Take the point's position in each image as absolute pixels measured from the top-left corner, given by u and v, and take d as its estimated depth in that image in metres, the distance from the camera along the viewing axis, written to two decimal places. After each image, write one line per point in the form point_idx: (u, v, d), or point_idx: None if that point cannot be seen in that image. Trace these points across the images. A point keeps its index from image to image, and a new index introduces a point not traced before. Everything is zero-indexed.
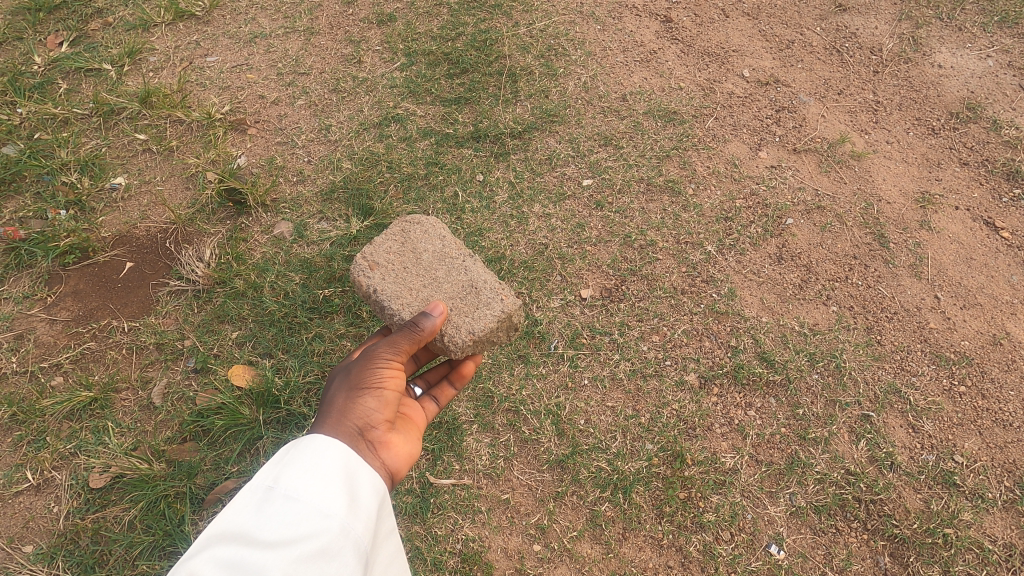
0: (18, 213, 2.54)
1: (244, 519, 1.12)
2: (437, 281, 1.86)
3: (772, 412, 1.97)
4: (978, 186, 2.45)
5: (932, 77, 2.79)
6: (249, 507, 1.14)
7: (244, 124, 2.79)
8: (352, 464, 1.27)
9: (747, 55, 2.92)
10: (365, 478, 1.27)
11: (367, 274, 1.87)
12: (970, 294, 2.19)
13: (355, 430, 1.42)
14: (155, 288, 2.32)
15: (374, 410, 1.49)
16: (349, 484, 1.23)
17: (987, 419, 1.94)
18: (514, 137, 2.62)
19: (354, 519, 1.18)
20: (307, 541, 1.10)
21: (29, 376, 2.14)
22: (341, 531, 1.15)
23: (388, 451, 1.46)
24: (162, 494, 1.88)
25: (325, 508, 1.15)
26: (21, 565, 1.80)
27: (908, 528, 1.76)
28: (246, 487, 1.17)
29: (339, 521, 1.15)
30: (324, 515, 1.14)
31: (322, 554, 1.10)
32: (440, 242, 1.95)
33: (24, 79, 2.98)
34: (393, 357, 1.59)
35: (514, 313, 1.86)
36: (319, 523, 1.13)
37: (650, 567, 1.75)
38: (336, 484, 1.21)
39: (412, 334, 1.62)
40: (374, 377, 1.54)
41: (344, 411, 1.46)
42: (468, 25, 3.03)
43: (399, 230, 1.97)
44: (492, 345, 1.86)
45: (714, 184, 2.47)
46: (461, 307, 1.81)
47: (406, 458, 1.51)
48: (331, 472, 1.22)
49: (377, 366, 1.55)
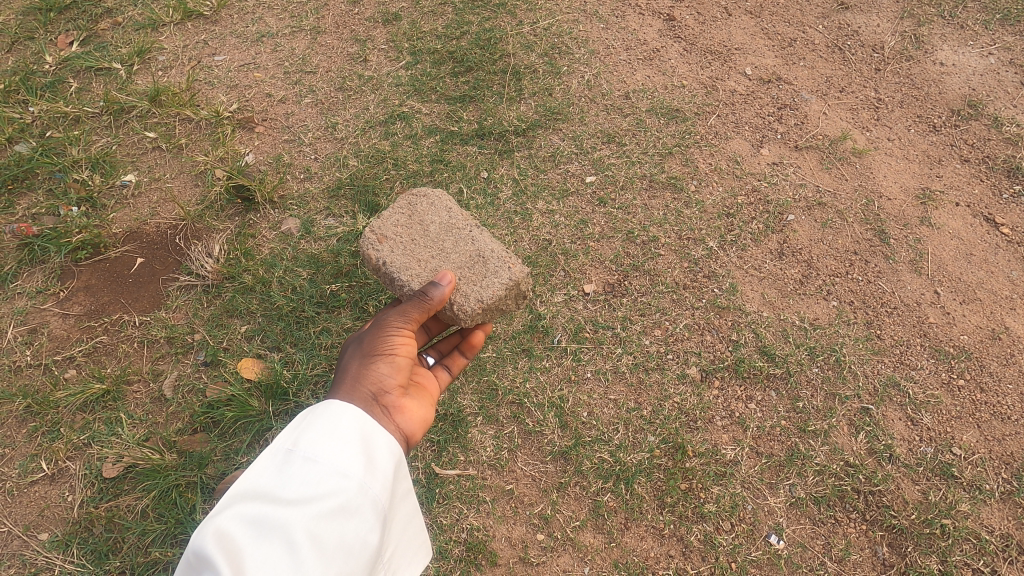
0: (31, 210, 2.59)
1: (266, 480, 1.17)
2: (445, 252, 1.91)
3: (773, 405, 1.99)
4: (979, 182, 2.47)
5: (934, 75, 2.80)
6: (270, 469, 1.19)
7: (251, 122, 2.82)
8: (368, 427, 1.31)
9: (750, 53, 2.94)
10: (382, 441, 1.31)
11: (377, 247, 1.92)
12: (970, 289, 2.21)
13: (369, 395, 1.49)
14: (165, 283, 2.36)
15: (386, 376, 1.56)
16: (366, 446, 1.27)
17: (985, 412, 1.96)
18: (518, 134, 2.65)
19: (372, 479, 1.23)
20: (327, 499, 1.15)
21: (43, 369, 2.19)
22: (359, 490, 1.19)
23: (402, 415, 1.53)
24: (174, 483, 1.92)
25: (342, 469, 1.20)
26: (37, 552, 1.85)
27: (906, 518, 1.79)
28: (268, 451, 1.22)
29: (357, 481, 1.20)
30: (342, 475, 1.19)
31: (341, 511, 1.15)
32: (447, 214, 2.00)
33: (35, 78, 3.03)
34: (404, 325, 1.66)
35: (521, 281, 1.91)
36: (337, 483, 1.17)
37: (652, 557, 1.79)
38: (353, 447, 1.24)
39: (421, 304, 1.68)
40: (386, 345, 1.61)
41: (359, 377, 1.53)
42: (473, 24, 3.06)
43: (406, 204, 2.02)
44: (500, 312, 1.91)
45: (716, 181, 2.49)
46: (469, 276, 1.86)
47: (420, 422, 1.58)
48: (348, 435, 1.26)
49: (388, 334, 1.63)
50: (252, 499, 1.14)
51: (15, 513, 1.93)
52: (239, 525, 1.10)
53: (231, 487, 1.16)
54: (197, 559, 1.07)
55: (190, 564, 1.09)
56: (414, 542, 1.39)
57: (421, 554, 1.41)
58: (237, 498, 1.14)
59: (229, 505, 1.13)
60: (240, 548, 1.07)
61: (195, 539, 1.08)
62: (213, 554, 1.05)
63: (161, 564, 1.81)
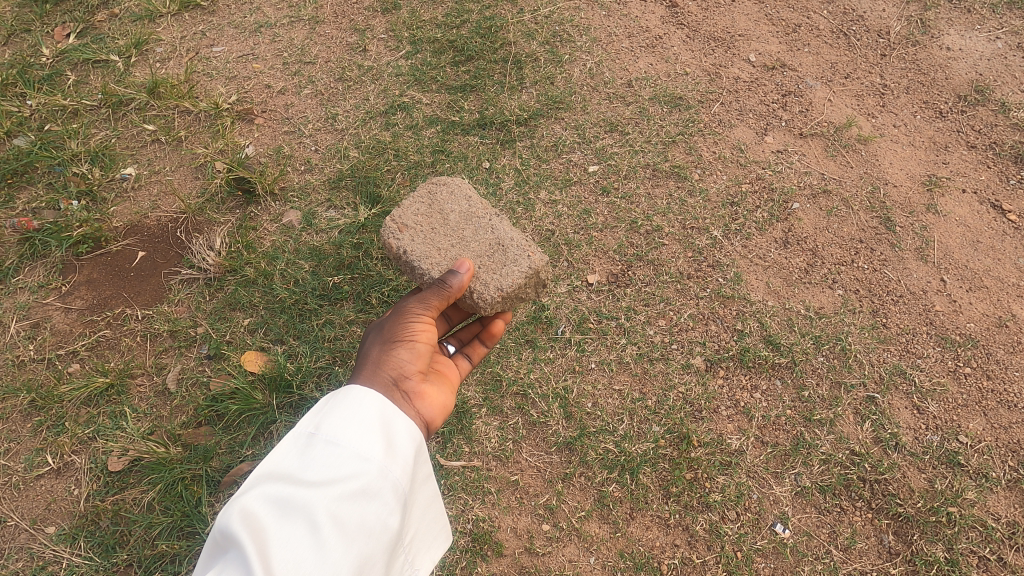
0: (31, 204, 2.57)
1: (289, 462, 1.17)
2: (464, 240, 1.91)
3: (777, 394, 1.99)
4: (985, 169, 2.45)
5: (940, 60, 2.77)
6: (293, 452, 1.19)
7: (251, 114, 2.80)
8: (389, 411, 1.30)
9: (754, 39, 2.90)
10: (402, 426, 1.29)
11: (398, 236, 1.93)
12: (977, 277, 2.19)
13: (390, 380, 1.48)
14: (168, 277, 2.36)
15: (406, 361, 1.56)
16: (387, 430, 1.26)
17: (991, 399, 1.95)
18: (520, 124, 2.63)
19: (391, 463, 1.22)
20: (347, 481, 1.14)
21: (47, 363, 2.18)
22: (379, 473, 1.18)
23: (423, 401, 1.53)
24: (180, 476, 1.92)
25: (362, 452, 1.19)
26: (45, 545, 1.85)
27: (913, 506, 1.78)
28: (291, 434, 1.22)
29: (377, 465, 1.19)
30: (363, 459, 1.18)
31: (362, 494, 1.15)
32: (466, 203, 2.00)
33: (32, 70, 3.01)
34: (424, 312, 1.67)
35: (540, 270, 1.91)
36: (358, 466, 1.17)
37: (657, 546, 1.79)
38: (372, 430, 1.24)
39: (441, 291, 1.70)
40: (407, 331, 1.61)
41: (380, 362, 1.52)
42: (473, 12, 3.02)
43: (427, 193, 2.02)
44: (519, 301, 1.91)
45: (720, 169, 2.47)
46: (489, 265, 1.86)
47: (440, 409, 1.57)
48: (368, 418, 1.25)
49: (409, 321, 1.63)
50: (276, 480, 1.14)
51: (22, 506, 1.93)
52: (264, 506, 1.10)
53: (255, 469, 1.16)
54: (223, 537, 1.08)
55: (217, 542, 1.10)
56: (434, 526, 1.39)
57: (440, 539, 1.41)
58: (261, 479, 1.15)
59: (253, 485, 1.13)
60: (268, 529, 1.07)
61: (221, 518, 1.09)
62: (238, 533, 1.06)
63: (167, 557, 1.82)
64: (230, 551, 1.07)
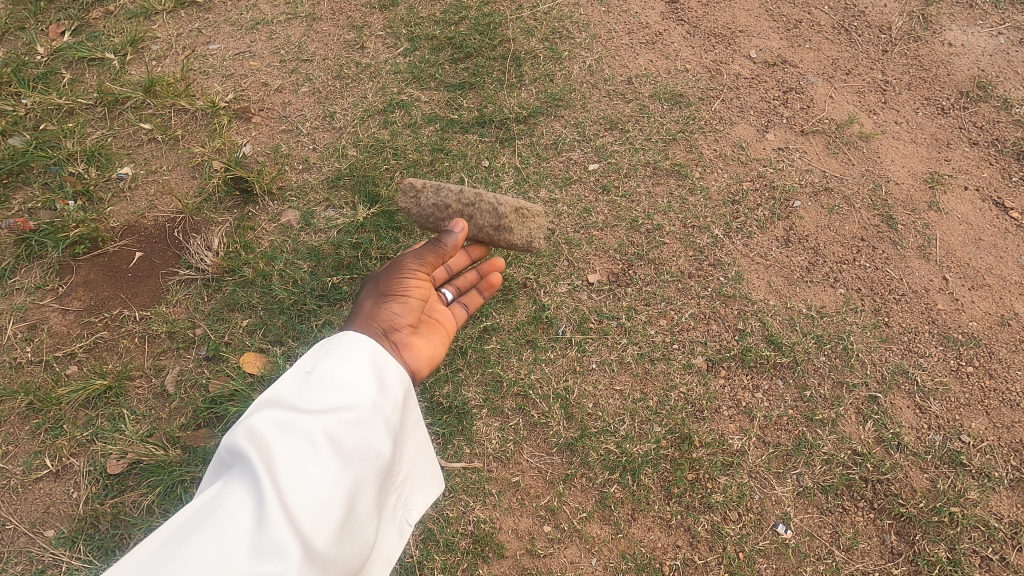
0: (27, 205, 2.55)
1: (288, 392, 1.21)
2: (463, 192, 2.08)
3: (779, 394, 1.98)
4: (988, 166, 2.43)
5: (942, 56, 2.75)
6: (292, 384, 1.23)
7: (248, 112, 2.78)
8: (382, 354, 1.34)
9: (754, 35, 2.88)
10: (393, 369, 1.33)
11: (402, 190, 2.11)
12: (979, 275, 2.18)
13: (382, 331, 1.59)
14: (165, 278, 2.34)
15: (398, 314, 1.66)
16: (380, 371, 1.30)
17: (994, 398, 1.94)
18: (519, 122, 2.61)
19: (384, 400, 1.26)
20: (342, 410, 1.18)
21: (44, 365, 2.17)
22: (372, 407, 1.23)
23: (410, 351, 1.64)
24: (179, 479, 1.91)
25: (357, 386, 1.23)
26: (44, 549, 1.84)
27: (915, 506, 1.78)
28: (290, 369, 1.26)
29: (369, 398, 1.24)
30: (357, 392, 1.22)
31: (357, 423, 1.19)
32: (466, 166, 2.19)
33: (27, 69, 2.97)
34: (419, 268, 1.74)
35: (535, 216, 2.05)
36: (352, 398, 1.21)
37: (658, 547, 1.78)
38: (365, 368, 1.28)
39: (435, 250, 1.74)
40: (401, 285, 1.70)
41: (375, 314, 1.63)
42: (472, 8, 3.00)
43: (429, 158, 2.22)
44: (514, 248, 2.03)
45: (721, 167, 2.46)
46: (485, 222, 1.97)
47: (427, 359, 1.69)
48: (362, 358, 1.29)
49: (404, 275, 1.71)
50: (276, 407, 1.18)
51: (20, 510, 1.92)
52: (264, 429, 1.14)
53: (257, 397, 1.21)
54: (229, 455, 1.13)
55: (222, 459, 1.15)
56: (425, 470, 1.44)
57: (431, 481, 1.45)
58: (262, 406, 1.19)
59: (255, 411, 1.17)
60: (268, 447, 1.10)
61: (228, 438, 1.14)
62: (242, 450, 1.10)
63: None
64: (234, 467, 1.11)
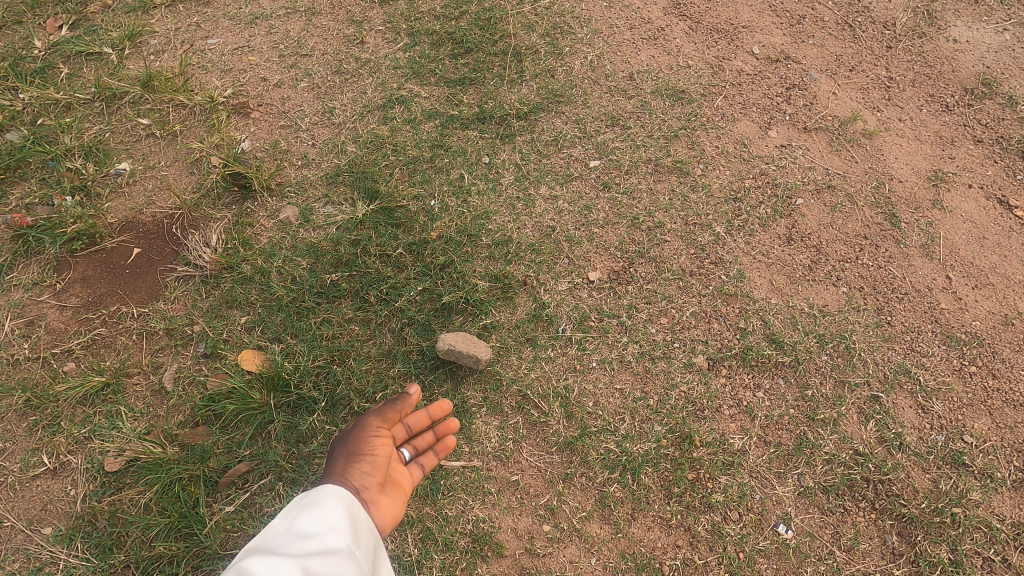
0: (24, 200, 2.53)
1: (271, 541, 1.34)
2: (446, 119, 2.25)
3: (781, 393, 1.97)
4: (992, 164, 2.41)
5: (947, 52, 2.73)
6: (275, 535, 1.36)
7: (247, 107, 2.76)
8: (355, 506, 1.48)
9: (757, 31, 2.86)
10: (364, 522, 1.47)
11: None
12: (983, 274, 2.17)
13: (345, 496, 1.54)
14: (164, 274, 2.33)
15: (362, 474, 1.60)
16: (354, 520, 1.44)
17: (997, 399, 1.93)
18: (520, 118, 2.59)
19: (357, 545, 1.40)
20: (322, 552, 1.32)
21: (42, 362, 2.16)
22: (347, 550, 1.36)
23: (377, 510, 1.58)
24: (177, 477, 1.89)
25: (335, 531, 1.38)
26: (42, 546, 1.84)
27: (917, 507, 1.76)
28: (271, 524, 1.40)
29: (344, 542, 1.37)
30: (335, 536, 1.37)
31: (335, 564, 1.32)
32: None
33: (24, 63, 2.95)
34: (380, 425, 1.71)
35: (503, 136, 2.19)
36: (330, 541, 1.35)
37: (658, 547, 1.77)
38: (340, 510, 1.43)
39: (394, 406, 1.74)
40: (365, 445, 1.66)
41: (337, 475, 1.58)
42: (473, 3, 2.97)
43: None
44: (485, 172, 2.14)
45: (723, 164, 2.44)
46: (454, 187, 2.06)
47: (391, 518, 1.61)
48: (339, 506, 1.44)
49: (367, 434, 1.68)
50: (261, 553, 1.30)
51: (18, 507, 1.91)
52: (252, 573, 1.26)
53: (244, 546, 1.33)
54: None
55: None
56: None
57: None
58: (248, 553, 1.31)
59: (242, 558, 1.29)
60: None
61: None
62: None
63: (166, 557, 1.80)
64: None
